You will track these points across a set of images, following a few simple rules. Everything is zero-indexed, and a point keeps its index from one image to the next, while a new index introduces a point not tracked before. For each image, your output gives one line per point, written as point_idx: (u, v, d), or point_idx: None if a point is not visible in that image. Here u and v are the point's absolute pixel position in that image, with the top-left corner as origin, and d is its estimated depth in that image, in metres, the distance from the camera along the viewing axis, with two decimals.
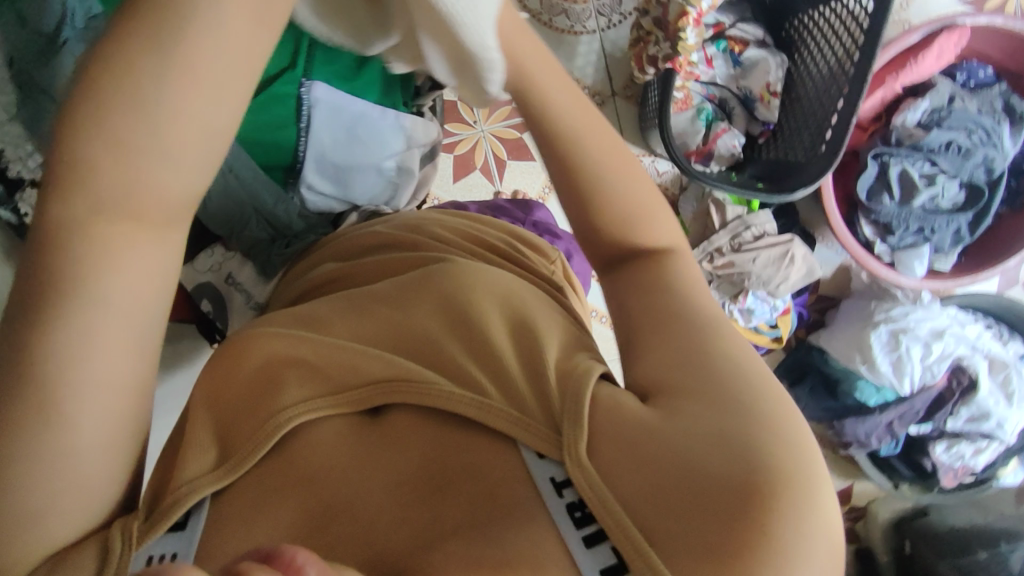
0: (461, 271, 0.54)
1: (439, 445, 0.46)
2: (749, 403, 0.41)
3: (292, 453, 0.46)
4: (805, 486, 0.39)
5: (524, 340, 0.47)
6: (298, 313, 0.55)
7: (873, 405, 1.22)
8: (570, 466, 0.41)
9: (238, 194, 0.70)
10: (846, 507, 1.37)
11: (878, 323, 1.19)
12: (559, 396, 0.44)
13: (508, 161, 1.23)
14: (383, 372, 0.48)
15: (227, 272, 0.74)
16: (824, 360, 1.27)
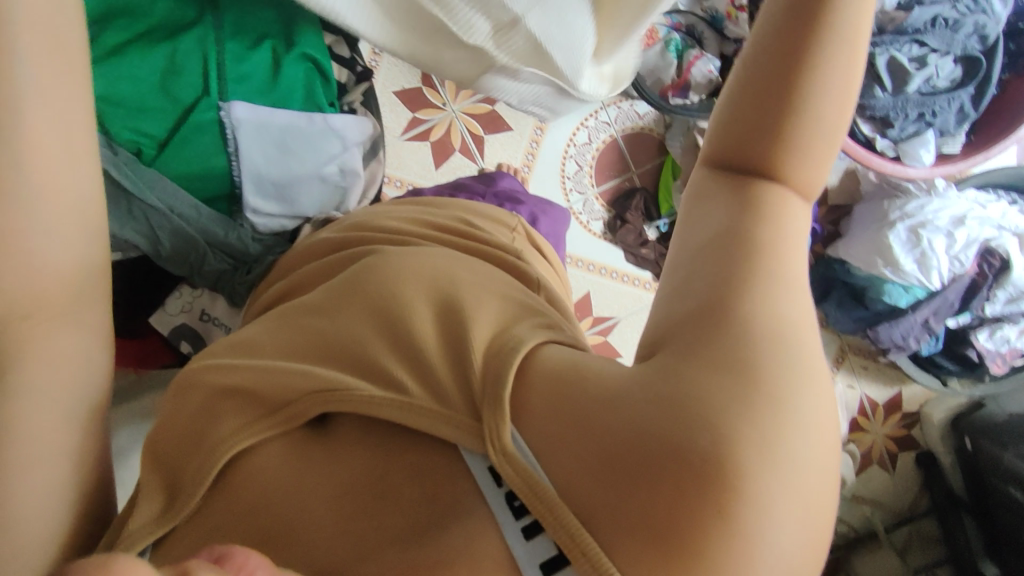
0: (388, 262, 0.46)
1: (380, 458, 0.39)
2: (722, 344, 0.35)
3: (235, 484, 0.41)
4: (745, 433, 0.33)
5: (446, 321, 0.41)
6: (234, 336, 0.48)
7: (906, 305, 1.16)
8: (492, 456, 0.36)
9: (186, 233, 0.65)
10: (898, 415, 1.35)
11: (894, 222, 1.14)
12: (481, 377, 0.38)
13: (486, 137, 1.18)
14: (293, 388, 0.41)
15: (200, 309, 0.70)
16: (846, 270, 1.22)
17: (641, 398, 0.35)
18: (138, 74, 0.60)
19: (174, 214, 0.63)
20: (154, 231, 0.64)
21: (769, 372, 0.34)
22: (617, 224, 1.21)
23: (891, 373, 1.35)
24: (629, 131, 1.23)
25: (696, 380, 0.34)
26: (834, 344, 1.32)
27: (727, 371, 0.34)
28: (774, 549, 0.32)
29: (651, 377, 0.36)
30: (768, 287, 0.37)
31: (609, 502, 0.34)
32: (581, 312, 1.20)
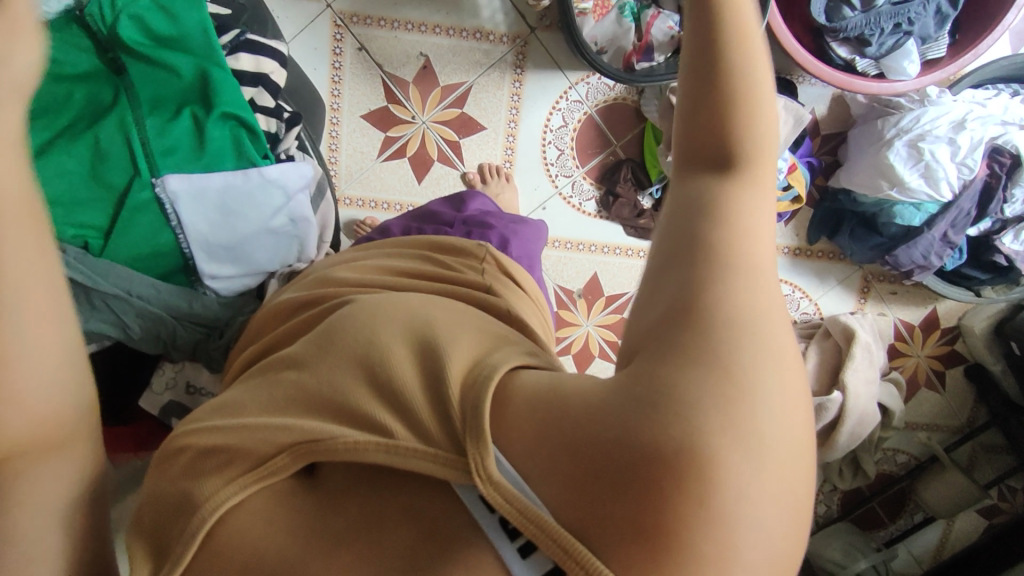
0: (363, 306, 0.46)
1: (372, 504, 0.38)
2: (685, 323, 0.34)
3: (219, 542, 0.40)
4: (724, 417, 0.31)
5: (425, 364, 0.39)
6: (219, 401, 0.48)
7: (920, 223, 1.12)
8: (478, 483, 0.34)
9: (152, 311, 0.73)
10: (937, 334, 1.31)
11: (892, 141, 1.11)
12: (460, 413, 0.36)
13: (461, 140, 1.16)
14: (276, 439, 0.40)
15: (185, 382, 0.78)
16: (852, 200, 1.19)
17: (618, 405, 0.34)
18: (67, 168, 0.70)
19: (133, 297, 0.71)
20: (121, 317, 0.71)
21: (744, 363, 0.33)
22: (610, 200, 1.18)
23: (924, 293, 1.30)
24: (603, 103, 1.18)
25: (671, 375, 0.33)
26: (856, 276, 1.29)
27: (702, 366, 0.33)
28: (759, 519, 0.31)
29: (624, 385, 0.34)
30: (735, 280, 0.35)
31: (594, 512, 0.32)
32: (593, 295, 1.21)
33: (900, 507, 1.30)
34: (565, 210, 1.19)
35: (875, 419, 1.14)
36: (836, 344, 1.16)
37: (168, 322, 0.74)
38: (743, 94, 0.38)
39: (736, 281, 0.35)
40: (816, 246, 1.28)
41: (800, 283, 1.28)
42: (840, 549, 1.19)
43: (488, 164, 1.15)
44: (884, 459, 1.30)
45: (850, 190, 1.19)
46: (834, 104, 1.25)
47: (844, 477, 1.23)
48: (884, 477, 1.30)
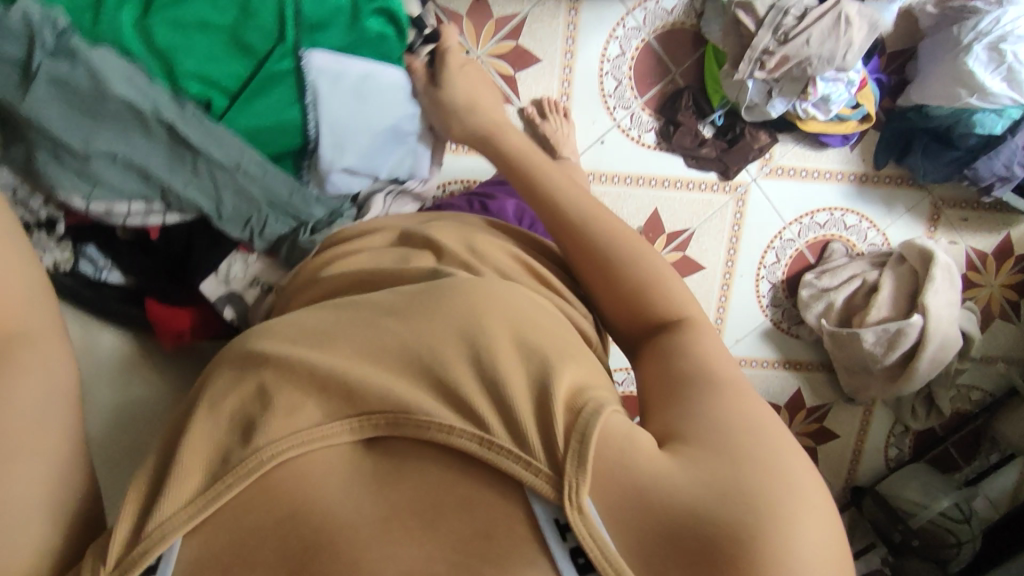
0: (474, 284, 0.46)
1: (435, 486, 0.39)
2: (746, 441, 0.38)
3: (275, 484, 0.41)
4: (782, 510, 0.35)
5: (535, 376, 0.41)
6: (303, 321, 0.48)
7: (1002, 131, 1.08)
8: (567, 510, 0.36)
9: (250, 192, 0.74)
10: (1010, 261, 1.26)
11: (970, 46, 1.03)
12: (564, 437, 0.37)
13: (517, 75, 1.14)
14: (368, 403, 0.42)
15: (257, 278, 0.77)
16: (924, 116, 1.13)
17: (698, 478, 0.37)
18: (207, 23, 0.67)
19: (241, 171, 0.72)
20: (220, 191, 0.73)
21: (776, 454, 0.38)
22: (671, 129, 1.16)
23: (997, 219, 1.24)
24: (660, 30, 1.15)
25: (723, 466, 0.37)
26: (925, 202, 1.24)
27: (745, 462, 0.37)
28: None
29: (692, 460, 0.38)
30: (727, 397, 0.42)
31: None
32: (655, 233, 1.21)
33: (975, 447, 1.31)
34: (625, 143, 1.17)
35: (959, 341, 1.12)
36: (913, 269, 1.13)
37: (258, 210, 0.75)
38: (635, 264, 0.54)
39: (732, 401, 0.42)
40: (883, 171, 1.23)
41: (867, 213, 1.24)
42: (919, 489, 1.23)
43: (546, 98, 1.14)
44: (958, 397, 1.27)
45: (923, 106, 1.13)
46: (902, 21, 1.16)
47: (916, 417, 1.23)
48: (959, 418, 1.29)
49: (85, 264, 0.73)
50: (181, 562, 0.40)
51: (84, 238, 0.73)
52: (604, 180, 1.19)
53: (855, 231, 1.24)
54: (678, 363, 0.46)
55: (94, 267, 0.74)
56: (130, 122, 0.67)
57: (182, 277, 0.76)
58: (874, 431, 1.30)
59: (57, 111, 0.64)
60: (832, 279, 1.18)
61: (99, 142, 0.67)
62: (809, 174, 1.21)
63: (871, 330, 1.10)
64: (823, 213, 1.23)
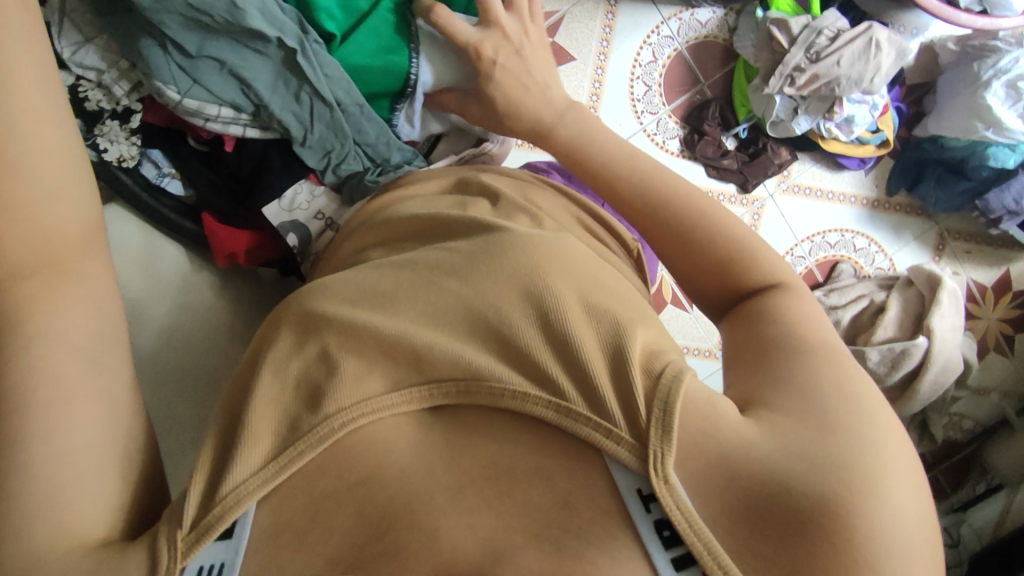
0: (534, 240, 0.47)
1: (516, 454, 0.40)
2: (834, 410, 0.39)
3: (345, 450, 0.42)
4: (874, 481, 0.36)
5: (608, 342, 0.41)
6: (360, 281, 0.48)
7: (1015, 165, 1.13)
8: (654, 482, 0.36)
9: (342, 130, 0.69)
10: (1008, 296, 1.28)
11: (989, 82, 1.07)
12: (645, 406, 0.38)
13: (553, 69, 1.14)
14: (436, 371, 0.42)
15: (317, 210, 0.75)
16: (939, 147, 1.18)
17: (783, 445, 0.38)
18: None
19: (338, 109, 0.68)
20: (313, 121, 0.68)
21: (869, 428, 0.38)
22: (695, 138, 1.18)
23: (998, 254, 1.28)
24: (694, 40, 1.18)
25: (811, 435, 0.38)
26: (932, 232, 1.27)
27: (844, 433, 0.38)
28: None
29: (779, 428, 0.39)
30: (814, 360, 0.43)
31: (760, 548, 0.36)
32: None
33: (962, 476, 1.29)
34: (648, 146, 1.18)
35: (959, 366, 1.15)
36: (919, 294, 1.17)
37: (342, 146, 0.71)
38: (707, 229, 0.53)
39: (823, 364, 0.42)
40: (894, 199, 1.25)
41: (877, 237, 1.25)
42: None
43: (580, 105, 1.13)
44: (950, 425, 1.27)
45: (938, 137, 1.17)
46: (920, 56, 1.20)
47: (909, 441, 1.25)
48: (949, 445, 1.29)
49: (146, 167, 0.70)
50: (258, 526, 0.40)
51: (150, 142, 0.70)
52: None
53: (863, 253, 1.25)
54: (759, 327, 0.47)
55: (157, 172, 0.70)
56: (246, 34, 0.63)
57: (244, 196, 0.73)
58: None
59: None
60: (840, 298, 1.19)
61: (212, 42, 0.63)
62: (823, 194, 1.23)
63: (875, 349, 1.13)
64: (834, 234, 1.24)
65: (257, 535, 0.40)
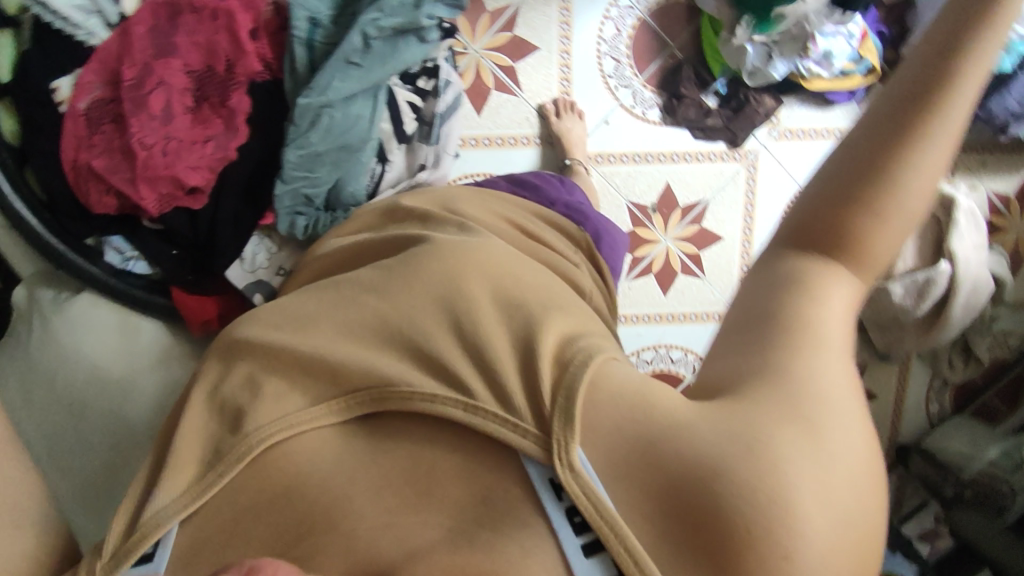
0: (449, 245, 0.49)
1: (431, 455, 0.41)
2: (782, 393, 0.39)
3: (268, 465, 0.43)
4: (794, 458, 0.37)
5: (520, 340, 0.42)
6: (284, 307, 0.50)
7: (1011, 67, 1.05)
8: (560, 470, 0.38)
9: (334, 158, 0.76)
10: None
11: None
12: (551, 394, 0.40)
13: (516, 64, 1.16)
14: (352, 382, 0.44)
15: (278, 266, 0.78)
16: None
17: (718, 428, 0.38)
18: None
19: (346, 142, 0.76)
20: (322, 138, 0.75)
21: (813, 401, 0.38)
22: (674, 103, 1.17)
23: (1015, 160, 1.22)
24: (655, 7, 1.18)
25: (764, 418, 0.38)
26: None
27: (796, 418, 0.38)
28: (826, 556, 0.35)
29: (731, 414, 0.39)
30: (812, 354, 0.40)
31: (668, 531, 0.37)
32: (668, 208, 1.19)
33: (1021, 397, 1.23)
34: (630, 121, 1.17)
35: (990, 285, 1.10)
36: (936, 218, 1.11)
37: (323, 174, 0.76)
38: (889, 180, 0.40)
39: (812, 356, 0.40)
40: None
41: None
42: (964, 441, 1.17)
43: (549, 103, 1.15)
44: (998, 344, 1.19)
45: None
46: None
47: (954, 368, 1.22)
48: (997, 365, 1.23)
49: (110, 253, 0.77)
50: (179, 545, 0.42)
51: (109, 230, 0.76)
52: (610, 160, 1.17)
53: None
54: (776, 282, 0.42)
55: (121, 257, 0.77)
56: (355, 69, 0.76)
57: (207, 262, 0.77)
58: (912, 385, 1.25)
59: (368, 14, 0.77)
60: None
61: (349, 39, 0.76)
62: (816, 134, 1.20)
63: (899, 282, 1.09)
64: None
65: (178, 551, 0.42)
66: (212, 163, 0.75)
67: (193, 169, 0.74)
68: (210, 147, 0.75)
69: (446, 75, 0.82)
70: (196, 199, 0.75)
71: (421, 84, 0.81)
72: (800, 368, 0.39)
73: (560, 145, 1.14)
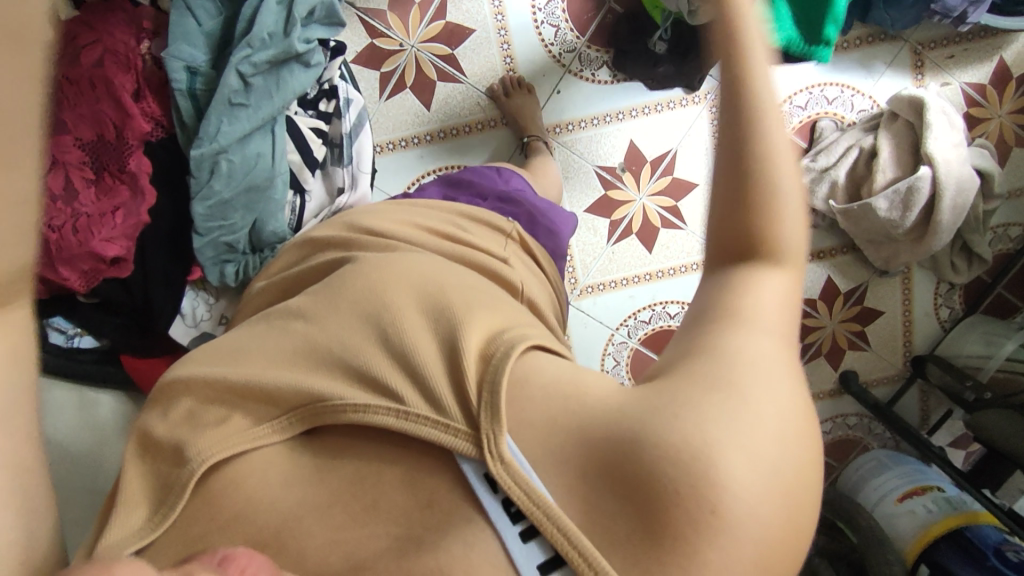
0: (376, 266, 0.47)
1: (367, 468, 0.40)
2: (714, 368, 0.37)
3: (217, 491, 0.42)
4: (722, 419, 0.35)
5: (444, 340, 0.40)
6: (222, 344, 0.49)
7: None
8: (489, 463, 0.36)
9: (247, 202, 0.76)
10: (1012, 87, 1.17)
11: None
12: (478, 387, 0.37)
13: (455, 51, 1.13)
14: (287, 402, 0.42)
15: (219, 315, 0.83)
16: None
17: (642, 404, 0.37)
18: None
19: (254, 183, 0.76)
20: (230, 186, 0.75)
21: (741, 373, 0.37)
22: (622, 59, 1.14)
23: (984, 47, 1.16)
24: None
25: (694, 391, 0.36)
26: (905, 52, 1.17)
27: (721, 390, 0.36)
28: (760, 512, 0.34)
29: (645, 398, 0.38)
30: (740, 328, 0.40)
31: (606, 508, 0.35)
32: (637, 165, 1.16)
33: None
34: (578, 86, 1.15)
35: (975, 183, 1.06)
36: (908, 123, 1.08)
37: (239, 219, 0.76)
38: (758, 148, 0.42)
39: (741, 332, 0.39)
40: (851, 34, 1.16)
41: (847, 80, 1.17)
42: (981, 341, 1.14)
43: (496, 85, 1.13)
44: (997, 239, 1.20)
45: None
46: None
47: (958, 270, 1.18)
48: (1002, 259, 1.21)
49: (54, 334, 0.77)
50: None
51: (49, 313, 0.77)
52: (569, 129, 1.16)
53: (839, 103, 1.17)
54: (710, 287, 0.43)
55: (65, 336, 0.78)
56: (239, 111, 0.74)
57: (148, 324, 0.79)
58: (918, 295, 1.22)
59: (240, 51, 0.74)
60: (829, 158, 1.13)
61: (226, 81, 0.73)
62: None
63: (882, 196, 1.06)
64: (802, 94, 1.17)
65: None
66: (128, 231, 0.73)
67: (111, 240, 0.73)
68: (123, 216, 0.73)
69: (346, 94, 0.85)
70: (121, 268, 0.74)
71: (325, 107, 0.83)
72: (721, 348, 0.38)
73: (515, 123, 1.12)
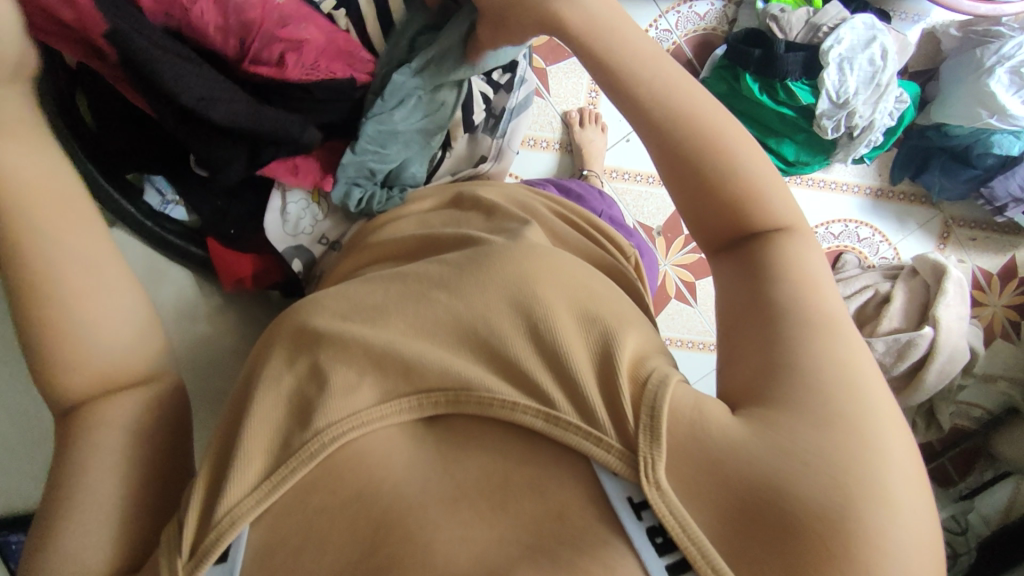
0: (524, 250, 0.48)
1: (507, 464, 0.40)
2: (837, 420, 0.37)
3: (340, 466, 0.41)
4: (881, 496, 0.35)
5: (595, 348, 0.41)
6: (350, 297, 0.49)
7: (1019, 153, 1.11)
8: (645, 486, 0.36)
9: (409, 138, 0.73)
10: (1014, 282, 1.27)
11: (992, 68, 1.07)
12: (634, 410, 0.38)
13: (548, 68, 1.16)
14: (427, 383, 0.42)
15: (320, 234, 0.76)
16: (943, 135, 1.17)
17: (769, 442, 0.37)
18: None
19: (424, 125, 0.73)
20: (408, 119, 0.71)
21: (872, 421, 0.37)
22: None
23: (1004, 241, 1.27)
24: (693, 34, 1.18)
25: (803, 430, 0.36)
26: (937, 220, 1.26)
27: (847, 436, 0.36)
28: None
29: (772, 429, 0.37)
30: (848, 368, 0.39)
31: (754, 553, 0.34)
32: (672, 233, 1.20)
33: (971, 465, 1.28)
34: None
35: (965, 355, 1.14)
36: (925, 283, 1.15)
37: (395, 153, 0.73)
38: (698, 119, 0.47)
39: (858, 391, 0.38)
40: (898, 187, 1.26)
41: (881, 227, 1.25)
42: None
43: (574, 111, 1.15)
44: (957, 413, 1.26)
45: (942, 125, 1.16)
46: (924, 43, 1.21)
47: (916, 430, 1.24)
48: (956, 433, 1.27)
49: (150, 193, 0.72)
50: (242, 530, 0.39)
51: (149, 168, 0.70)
52: (624, 177, 1.19)
53: (867, 243, 1.24)
54: (793, 264, 0.45)
55: (160, 199, 0.73)
56: None
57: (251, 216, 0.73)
58: None
59: None
60: (844, 289, 1.19)
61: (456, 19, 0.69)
62: (827, 185, 1.24)
63: (881, 340, 1.12)
64: (838, 224, 1.24)
65: (250, 552, 0.39)
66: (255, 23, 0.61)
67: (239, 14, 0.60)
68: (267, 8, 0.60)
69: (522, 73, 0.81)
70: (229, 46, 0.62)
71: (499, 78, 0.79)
72: (842, 415, 0.37)
73: (578, 154, 1.14)
